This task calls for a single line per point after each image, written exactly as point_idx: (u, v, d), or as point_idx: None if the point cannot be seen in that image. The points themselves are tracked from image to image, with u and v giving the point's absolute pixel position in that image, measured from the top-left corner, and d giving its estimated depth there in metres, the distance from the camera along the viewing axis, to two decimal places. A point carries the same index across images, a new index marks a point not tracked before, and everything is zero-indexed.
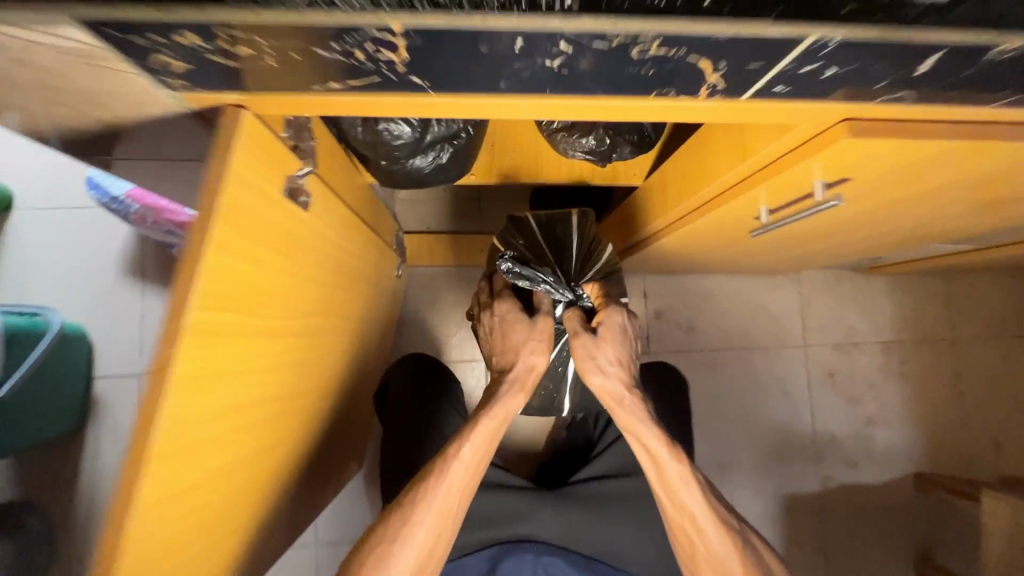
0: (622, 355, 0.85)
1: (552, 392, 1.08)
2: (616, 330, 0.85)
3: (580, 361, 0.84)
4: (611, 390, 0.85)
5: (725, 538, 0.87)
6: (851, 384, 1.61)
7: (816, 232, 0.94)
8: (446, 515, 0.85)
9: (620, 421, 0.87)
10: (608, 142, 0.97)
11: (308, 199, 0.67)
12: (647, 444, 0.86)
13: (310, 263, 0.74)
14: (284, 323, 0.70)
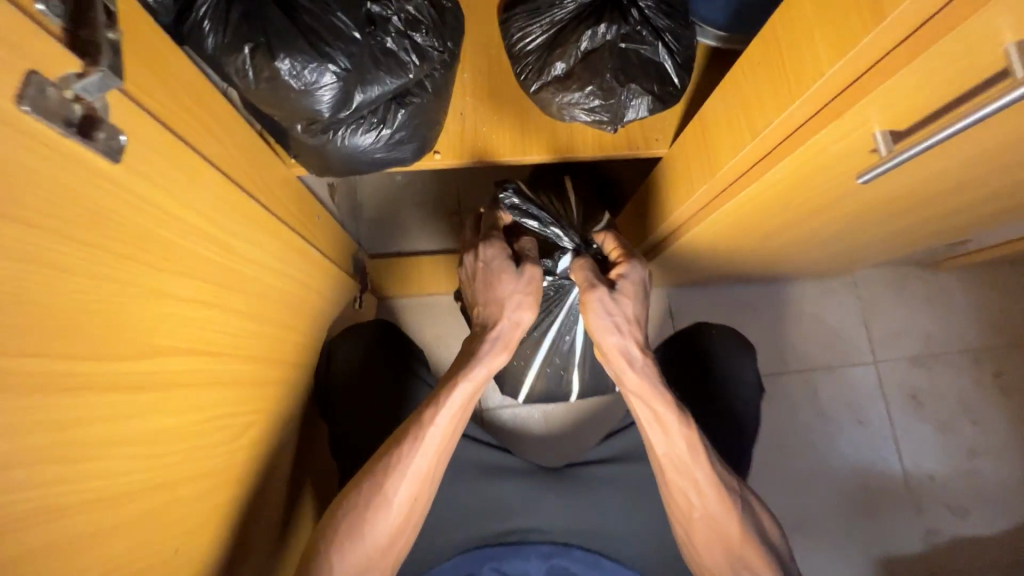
0: (638, 310, 0.66)
1: (559, 366, 0.93)
2: (636, 284, 0.67)
3: (591, 318, 0.65)
4: (619, 350, 0.65)
5: (745, 542, 0.67)
6: (939, 407, 1.28)
7: (928, 185, 0.65)
8: (414, 513, 0.63)
9: (627, 386, 0.66)
10: (618, 87, 0.70)
11: (119, 141, 0.38)
12: (659, 416, 0.66)
13: (157, 269, 0.44)
14: (100, 377, 0.40)
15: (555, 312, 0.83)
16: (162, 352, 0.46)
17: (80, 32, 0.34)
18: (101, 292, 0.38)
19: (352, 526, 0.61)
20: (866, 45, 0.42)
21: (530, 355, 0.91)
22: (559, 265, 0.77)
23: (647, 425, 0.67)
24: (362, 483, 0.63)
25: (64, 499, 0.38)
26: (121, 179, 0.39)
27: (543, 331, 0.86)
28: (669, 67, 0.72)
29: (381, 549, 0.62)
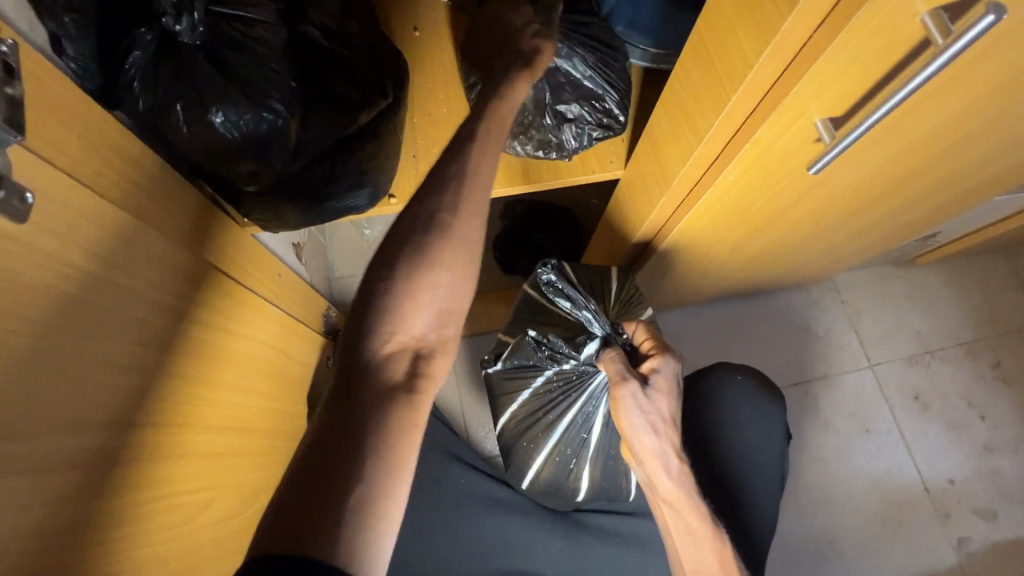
0: (674, 410, 0.63)
1: (570, 456, 0.77)
2: (673, 388, 0.64)
3: (622, 418, 0.62)
4: (654, 455, 0.62)
5: None
6: (943, 406, 1.24)
7: (884, 175, 0.65)
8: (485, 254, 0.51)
9: (660, 492, 0.63)
10: (562, 124, 0.74)
11: (28, 195, 0.36)
12: (693, 528, 0.63)
13: (76, 335, 0.40)
14: (21, 458, 0.36)
15: (575, 401, 0.73)
16: (87, 425, 0.41)
17: None
18: (8, 363, 0.35)
19: (408, 263, 0.47)
20: (786, 32, 0.42)
21: (542, 441, 0.76)
22: (584, 351, 0.70)
23: (677, 533, 0.64)
24: (412, 214, 0.49)
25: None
26: (30, 238, 0.37)
27: (557, 416, 0.74)
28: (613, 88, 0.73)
29: (445, 300, 0.47)
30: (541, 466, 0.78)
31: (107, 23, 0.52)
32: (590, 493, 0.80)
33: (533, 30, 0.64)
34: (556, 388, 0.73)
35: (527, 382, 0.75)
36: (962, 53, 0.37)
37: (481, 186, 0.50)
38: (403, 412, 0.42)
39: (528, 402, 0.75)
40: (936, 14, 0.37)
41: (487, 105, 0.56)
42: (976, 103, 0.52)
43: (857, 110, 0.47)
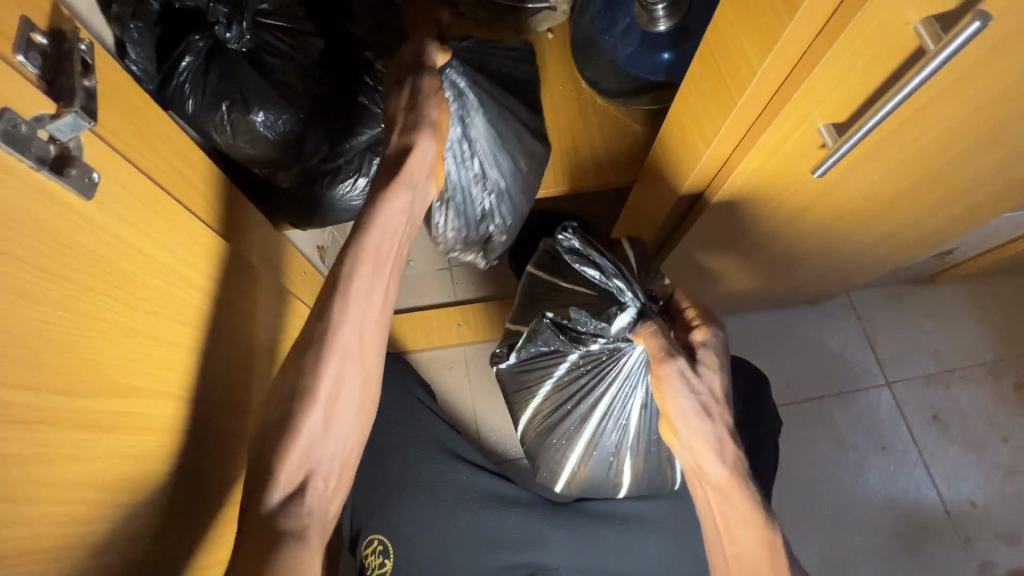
0: (724, 389, 0.59)
1: (608, 450, 0.75)
2: (720, 365, 0.60)
3: (668, 396, 0.58)
4: (704, 437, 0.56)
5: None
6: (964, 425, 1.21)
7: (891, 184, 0.67)
8: (363, 390, 0.53)
9: (708, 478, 0.57)
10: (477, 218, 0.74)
11: (96, 176, 0.41)
12: (745, 517, 0.56)
13: (131, 308, 0.44)
14: (80, 413, 0.39)
15: (606, 387, 0.70)
16: (136, 392, 0.44)
17: (58, 82, 0.37)
18: (72, 329, 0.38)
19: (278, 428, 0.49)
20: (788, 39, 0.44)
21: (575, 434, 0.75)
22: (616, 324, 0.64)
23: (723, 522, 0.57)
24: (290, 371, 0.51)
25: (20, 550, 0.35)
26: (97, 217, 0.41)
27: (589, 405, 0.72)
28: (523, 173, 0.73)
29: (322, 448, 0.50)
30: (579, 457, 0.77)
31: (165, 35, 0.58)
32: (631, 485, 0.79)
33: (397, 127, 0.55)
34: (585, 373, 0.71)
35: (550, 373, 0.74)
36: (955, 56, 0.40)
37: (355, 327, 0.52)
38: (293, 557, 0.44)
39: (551, 395, 0.75)
40: (928, 22, 0.40)
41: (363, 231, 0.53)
42: (974, 113, 0.54)
43: (858, 112, 0.49)
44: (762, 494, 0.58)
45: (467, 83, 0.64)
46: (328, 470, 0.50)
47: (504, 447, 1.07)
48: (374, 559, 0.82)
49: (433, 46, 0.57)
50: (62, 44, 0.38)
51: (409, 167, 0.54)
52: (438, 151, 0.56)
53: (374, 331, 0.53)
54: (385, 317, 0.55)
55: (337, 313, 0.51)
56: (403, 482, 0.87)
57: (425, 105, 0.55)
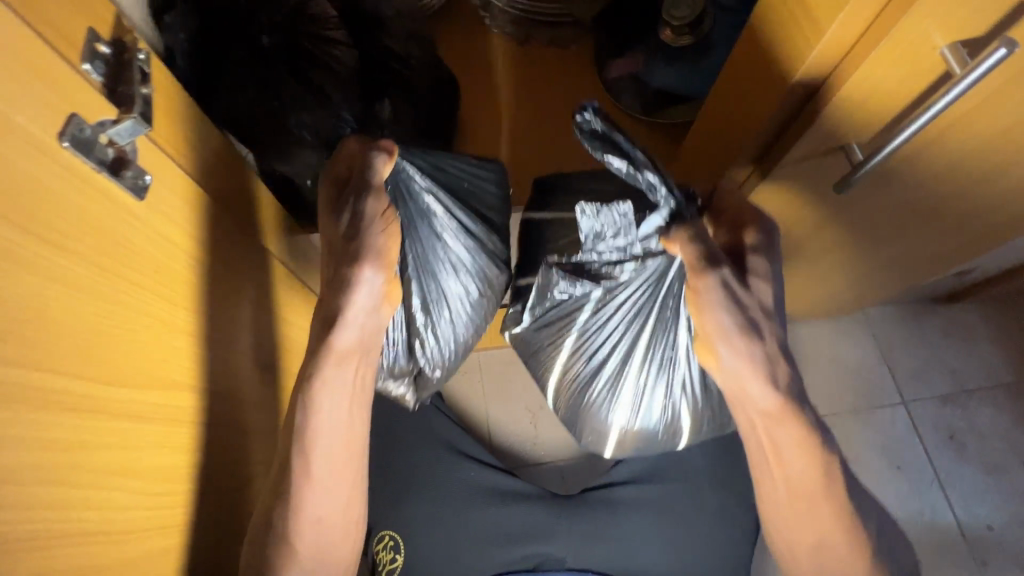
0: (772, 298, 0.50)
1: (656, 396, 0.64)
2: (768, 271, 0.50)
3: (715, 319, 0.47)
4: (760, 362, 0.47)
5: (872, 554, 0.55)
6: (981, 447, 1.20)
7: (914, 204, 0.67)
8: (346, 514, 0.54)
9: (759, 410, 0.48)
10: (423, 346, 0.66)
11: (150, 179, 0.43)
12: (801, 442, 0.49)
13: (170, 304, 0.46)
14: (121, 401, 0.41)
15: (650, 315, 0.60)
16: (168, 384, 0.46)
17: (119, 89, 0.39)
18: (120, 322, 0.40)
19: (269, 526, 0.51)
20: (816, 57, 0.48)
21: (617, 380, 0.65)
22: (645, 226, 0.54)
23: (775, 452, 0.50)
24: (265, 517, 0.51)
25: (62, 531, 0.36)
26: (146, 215, 0.43)
27: (633, 341, 0.62)
28: (478, 302, 0.66)
29: (318, 563, 0.52)
30: (631, 408, 0.66)
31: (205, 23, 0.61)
32: (693, 433, 0.68)
33: (338, 258, 0.50)
34: (626, 308, 0.60)
35: (572, 319, 0.63)
36: (981, 79, 0.42)
37: (325, 469, 0.52)
38: None
39: (580, 341, 0.64)
40: (954, 48, 0.42)
41: (316, 380, 0.50)
42: (998, 136, 0.54)
43: (882, 131, 0.52)
44: (812, 411, 0.50)
45: (432, 200, 0.61)
46: (333, 574, 0.54)
47: (515, 451, 1.08)
48: (385, 555, 0.83)
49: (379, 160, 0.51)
50: (123, 54, 0.40)
51: (350, 308, 0.49)
52: (388, 281, 0.51)
53: (344, 463, 0.53)
54: (358, 446, 0.54)
55: (300, 468, 0.51)
56: (414, 481, 0.88)
57: (369, 233, 0.49)
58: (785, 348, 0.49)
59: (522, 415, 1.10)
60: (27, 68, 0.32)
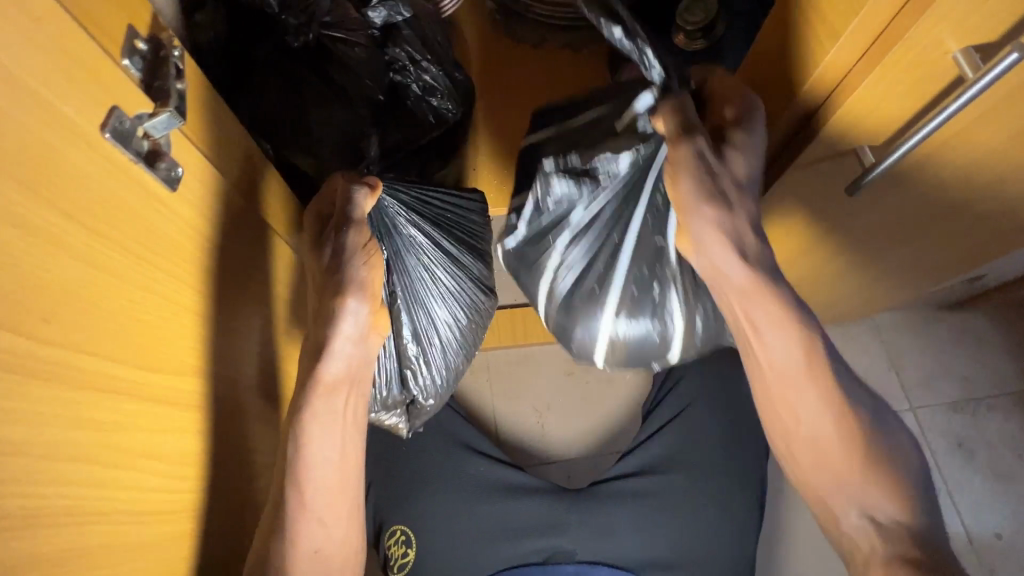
0: (750, 171, 0.50)
1: (646, 292, 0.63)
2: (744, 136, 0.49)
3: (690, 181, 0.46)
4: (728, 223, 0.47)
5: (892, 460, 0.50)
6: (991, 454, 1.19)
7: (926, 209, 0.67)
8: (343, 546, 0.53)
9: (727, 281, 0.48)
10: (413, 374, 0.68)
11: (181, 171, 0.44)
12: (774, 317, 0.48)
13: (194, 294, 0.47)
14: (149, 384, 0.42)
15: (639, 204, 0.61)
16: (192, 372, 0.47)
17: (155, 84, 0.41)
18: (150, 309, 0.42)
19: (270, 531, 0.50)
20: (831, 60, 0.48)
21: (606, 282, 0.63)
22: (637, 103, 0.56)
23: (751, 329, 0.50)
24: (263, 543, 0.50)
25: (96, 510, 0.37)
26: (176, 204, 0.45)
27: (624, 236, 0.62)
28: (462, 329, 0.69)
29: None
30: (621, 312, 0.64)
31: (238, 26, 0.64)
32: (684, 347, 0.66)
33: (321, 291, 0.52)
34: (620, 202, 0.61)
35: (565, 221, 0.63)
36: (994, 83, 0.42)
37: (320, 496, 0.51)
38: None
39: (571, 246, 0.64)
40: (966, 53, 0.43)
41: (304, 414, 0.50)
42: (1010, 141, 0.55)
43: (895, 134, 0.53)
44: (790, 288, 0.50)
45: (416, 233, 0.63)
46: None
47: (523, 450, 1.09)
48: (397, 549, 0.85)
49: (357, 190, 0.52)
50: (159, 50, 0.42)
51: (335, 340, 0.50)
52: (373, 309, 0.52)
53: (341, 488, 0.52)
54: (356, 472, 0.53)
55: (294, 499, 0.50)
56: (424, 478, 0.89)
57: (352, 266, 0.51)
58: (758, 224, 0.49)
59: (529, 413, 1.11)
60: (74, 61, 0.34)
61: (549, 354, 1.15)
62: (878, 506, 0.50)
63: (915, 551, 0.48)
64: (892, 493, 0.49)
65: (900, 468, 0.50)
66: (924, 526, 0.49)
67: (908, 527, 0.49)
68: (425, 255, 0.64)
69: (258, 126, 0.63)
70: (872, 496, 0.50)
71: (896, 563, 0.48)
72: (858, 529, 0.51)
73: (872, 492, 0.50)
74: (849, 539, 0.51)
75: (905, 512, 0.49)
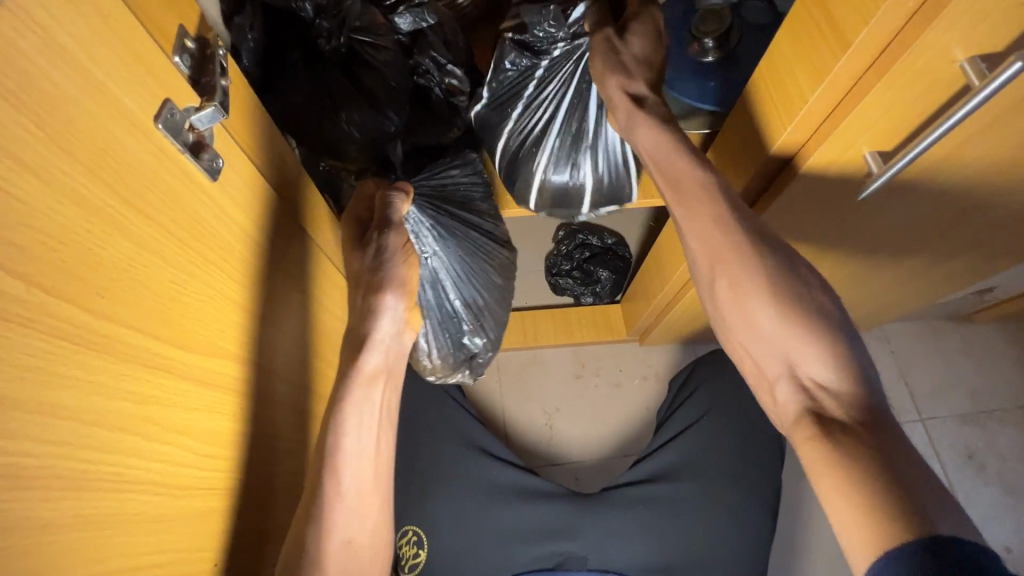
0: (651, 54, 0.63)
1: (571, 153, 0.72)
2: (647, 27, 0.63)
3: (598, 59, 0.62)
4: (628, 89, 0.61)
5: (819, 319, 0.49)
6: (1001, 467, 1.19)
7: (934, 217, 0.69)
8: (372, 535, 0.55)
9: (635, 135, 0.60)
10: (468, 336, 0.78)
11: (220, 163, 0.47)
12: (675, 163, 0.57)
13: (229, 280, 0.50)
14: (187, 363, 0.44)
15: (575, 82, 0.69)
16: (225, 355, 0.49)
17: (202, 81, 0.43)
18: (190, 293, 0.44)
19: (302, 522, 0.51)
20: (840, 70, 0.50)
21: (542, 145, 0.72)
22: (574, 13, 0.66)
23: (661, 177, 0.58)
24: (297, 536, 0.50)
25: (140, 481, 0.39)
26: (215, 195, 0.47)
27: (557, 108, 0.71)
28: (496, 285, 0.78)
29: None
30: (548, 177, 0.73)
31: (270, 29, 0.67)
32: (594, 200, 0.76)
33: (363, 287, 0.57)
34: (551, 84, 0.69)
35: (514, 98, 0.71)
36: (999, 90, 0.44)
37: (356, 486, 0.53)
38: None
39: (518, 117, 0.71)
40: (972, 61, 0.45)
41: (345, 406, 0.54)
42: (1015, 150, 0.57)
43: (904, 141, 0.54)
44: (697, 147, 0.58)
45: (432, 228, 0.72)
46: None
47: (533, 452, 1.10)
48: (408, 549, 0.86)
49: (396, 197, 0.61)
50: (206, 49, 0.44)
51: (378, 330, 0.56)
52: (408, 305, 0.58)
53: (372, 476, 0.55)
54: (383, 460, 0.57)
55: (332, 489, 0.52)
56: (437, 476, 0.90)
57: (393, 264, 0.58)
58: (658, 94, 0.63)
59: (537, 414, 1.12)
60: (133, 55, 0.37)
61: (558, 357, 1.16)
62: (804, 360, 0.48)
63: (858, 416, 0.45)
64: (819, 345, 0.48)
65: (830, 330, 0.48)
66: (869, 391, 0.46)
67: (844, 394, 0.46)
68: (447, 243, 0.73)
69: (289, 125, 0.66)
70: (796, 350, 0.49)
71: (822, 424, 0.45)
72: (790, 391, 0.49)
73: (797, 345, 0.49)
74: (780, 402, 0.50)
75: (834, 369, 0.47)
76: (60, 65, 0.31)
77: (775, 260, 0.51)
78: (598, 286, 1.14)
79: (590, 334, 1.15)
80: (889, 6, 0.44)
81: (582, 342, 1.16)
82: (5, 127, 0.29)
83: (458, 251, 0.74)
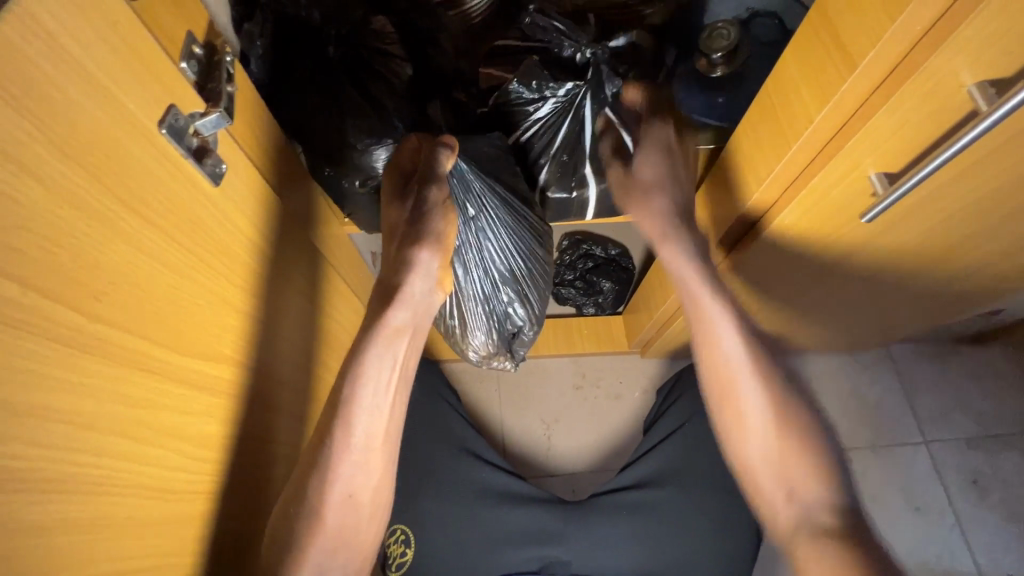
0: (667, 169, 0.67)
1: (568, 170, 0.74)
2: (656, 142, 0.67)
3: (626, 202, 0.70)
4: (655, 214, 0.67)
5: (810, 441, 0.63)
6: (1005, 492, 1.17)
7: (940, 239, 0.68)
8: (375, 492, 0.57)
9: (668, 260, 0.67)
10: (511, 303, 0.78)
11: (223, 167, 0.47)
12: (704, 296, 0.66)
13: (225, 280, 0.49)
14: (181, 363, 0.44)
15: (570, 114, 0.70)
16: (220, 356, 0.49)
17: (208, 87, 0.43)
18: (186, 296, 0.44)
19: (307, 469, 0.53)
20: (847, 91, 0.50)
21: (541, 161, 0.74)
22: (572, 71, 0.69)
23: (691, 306, 0.67)
24: (303, 476, 0.53)
25: (127, 481, 0.39)
26: (215, 198, 0.47)
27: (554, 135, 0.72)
28: (537, 255, 0.76)
29: (340, 541, 0.54)
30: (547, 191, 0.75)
31: (285, 40, 0.69)
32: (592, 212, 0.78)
33: (400, 236, 0.58)
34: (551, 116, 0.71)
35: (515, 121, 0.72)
36: (1008, 116, 0.43)
37: (364, 439, 0.55)
38: None
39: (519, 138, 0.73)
40: (981, 86, 0.45)
41: (372, 353, 0.55)
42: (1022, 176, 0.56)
43: (910, 165, 0.53)
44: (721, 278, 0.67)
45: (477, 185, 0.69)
46: (355, 555, 0.56)
47: (528, 461, 1.09)
48: (396, 547, 0.85)
49: (441, 151, 0.58)
50: (213, 55, 0.44)
51: (411, 285, 0.57)
52: (443, 262, 0.59)
53: (382, 435, 0.56)
54: (397, 419, 0.58)
55: (341, 440, 0.53)
56: (432, 480, 0.90)
57: (432, 220, 0.58)
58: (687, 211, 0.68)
59: (536, 425, 1.12)
60: (136, 58, 0.37)
61: (559, 367, 1.16)
62: (797, 473, 0.62)
63: (839, 522, 0.59)
64: (808, 460, 0.62)
65: (817, 448, 0.62)
66: (843, 497, 0.61)
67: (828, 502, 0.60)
68: (488, 204, 0.71)
69: (292, 129, 0.67)
70: (792, 467, 0.62)
71: (819, 532, 0.59)
72: (792, 503, 0.62)
73: (791, 462, 0.62)
74: (785, 514, 0.62)
75: (818, 480, 0.61)
76: (63, 68, 0.32)
77: (777, 387, 0.65)
78: (602, 296, 1.13)
79: (591, 343, 1.16)
80: (899, 27, 0.44)
81: (582, 353, 1.15)
82: (5, 129, 0.29)
83: (500, 216, 0.72)
